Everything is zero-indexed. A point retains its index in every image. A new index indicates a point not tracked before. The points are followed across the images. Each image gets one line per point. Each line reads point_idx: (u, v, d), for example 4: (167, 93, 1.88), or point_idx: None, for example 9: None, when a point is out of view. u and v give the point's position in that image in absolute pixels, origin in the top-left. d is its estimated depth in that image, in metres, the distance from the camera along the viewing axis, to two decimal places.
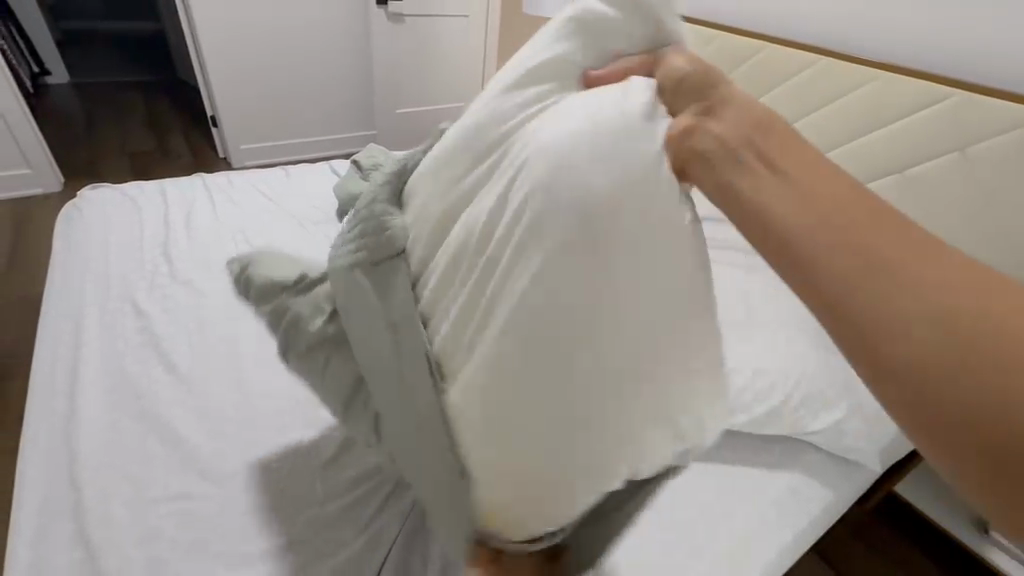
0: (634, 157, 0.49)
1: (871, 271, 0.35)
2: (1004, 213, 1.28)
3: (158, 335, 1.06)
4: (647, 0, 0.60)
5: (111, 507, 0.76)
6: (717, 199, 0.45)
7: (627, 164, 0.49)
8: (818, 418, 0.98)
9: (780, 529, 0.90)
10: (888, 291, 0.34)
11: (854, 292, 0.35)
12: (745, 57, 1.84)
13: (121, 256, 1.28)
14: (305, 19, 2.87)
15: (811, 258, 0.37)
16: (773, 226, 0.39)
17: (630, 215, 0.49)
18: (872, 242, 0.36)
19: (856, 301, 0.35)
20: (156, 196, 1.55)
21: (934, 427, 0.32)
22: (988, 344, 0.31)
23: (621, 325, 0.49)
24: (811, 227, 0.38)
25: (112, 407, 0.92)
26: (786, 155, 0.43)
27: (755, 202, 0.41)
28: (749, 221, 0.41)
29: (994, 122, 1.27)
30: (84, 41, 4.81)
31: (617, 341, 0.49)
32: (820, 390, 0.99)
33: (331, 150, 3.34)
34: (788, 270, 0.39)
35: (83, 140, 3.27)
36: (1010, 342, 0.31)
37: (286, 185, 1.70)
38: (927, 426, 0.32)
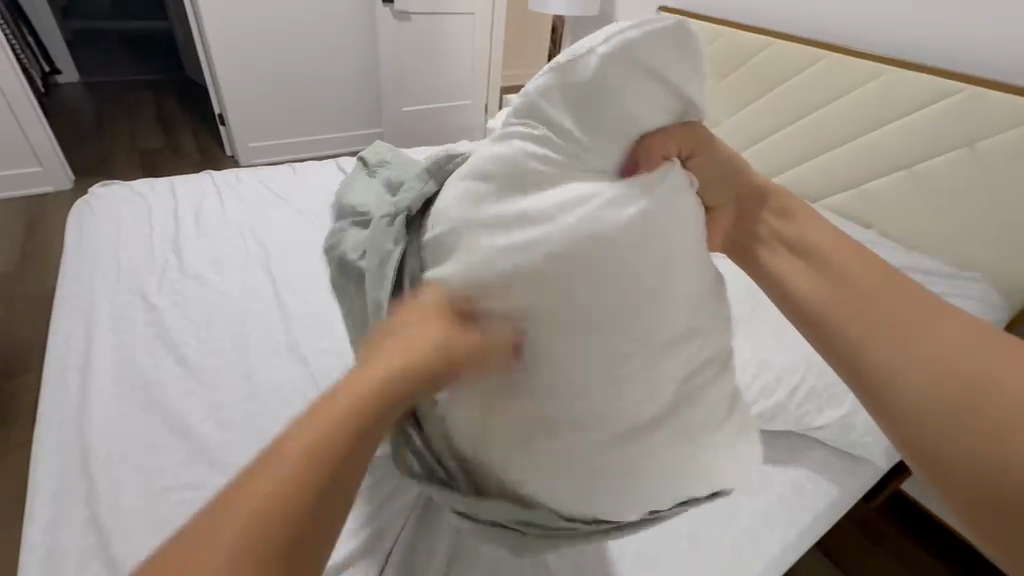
0: (659, 228, 0.59)
1: (882, 340, 0.48)
2: (1014, 206, 1.29)
3: (168, 328, 1.08)
4: (669, 74, 0.63)
5: (123, 496, 0.78)
6: (773, 288, 0.61)
7: (653, 231, 0.59)
8: (824, 413, 0.98)
9: (786, 523, 0.89)
10: (890, 354, 0.47)
11: (866, 354, 0.49)
12: (750, 54, 1.84)
13: (132, 251, 1.30)
14: (310, 18, 2.89)
15: (830, 323, 0.53)
16: (809, 310, 0.55)
17: (647, 267, 0.59)
18: (885, 319, 0.49)
19: (865, 354, 0.49)
20: (166, 193, 1.57)
21: (936, 460, 0.41)
22: (980, 394, 0.41)
23: (643, 354, 0.60)
24: (835, 310, 0.53)
25: (124, 398, 0.93)
26: (824, 256, 0.58)
27: (801, 292, 0.57)
28: (793, 306, 0.57)
29: (1002, 117, 1.27)
30: (95, 41, 4.87)
31: (642, 365, 0.60)
32: (824, 385, 1.00)
33: (338, 148, 3.36)
34: (816, 335, 0.54)
35: (94, 138, 3.31)
36: (997, 393, 0.40)
37: (293, 181, 1.71)
38: (932, 461, 0.41)
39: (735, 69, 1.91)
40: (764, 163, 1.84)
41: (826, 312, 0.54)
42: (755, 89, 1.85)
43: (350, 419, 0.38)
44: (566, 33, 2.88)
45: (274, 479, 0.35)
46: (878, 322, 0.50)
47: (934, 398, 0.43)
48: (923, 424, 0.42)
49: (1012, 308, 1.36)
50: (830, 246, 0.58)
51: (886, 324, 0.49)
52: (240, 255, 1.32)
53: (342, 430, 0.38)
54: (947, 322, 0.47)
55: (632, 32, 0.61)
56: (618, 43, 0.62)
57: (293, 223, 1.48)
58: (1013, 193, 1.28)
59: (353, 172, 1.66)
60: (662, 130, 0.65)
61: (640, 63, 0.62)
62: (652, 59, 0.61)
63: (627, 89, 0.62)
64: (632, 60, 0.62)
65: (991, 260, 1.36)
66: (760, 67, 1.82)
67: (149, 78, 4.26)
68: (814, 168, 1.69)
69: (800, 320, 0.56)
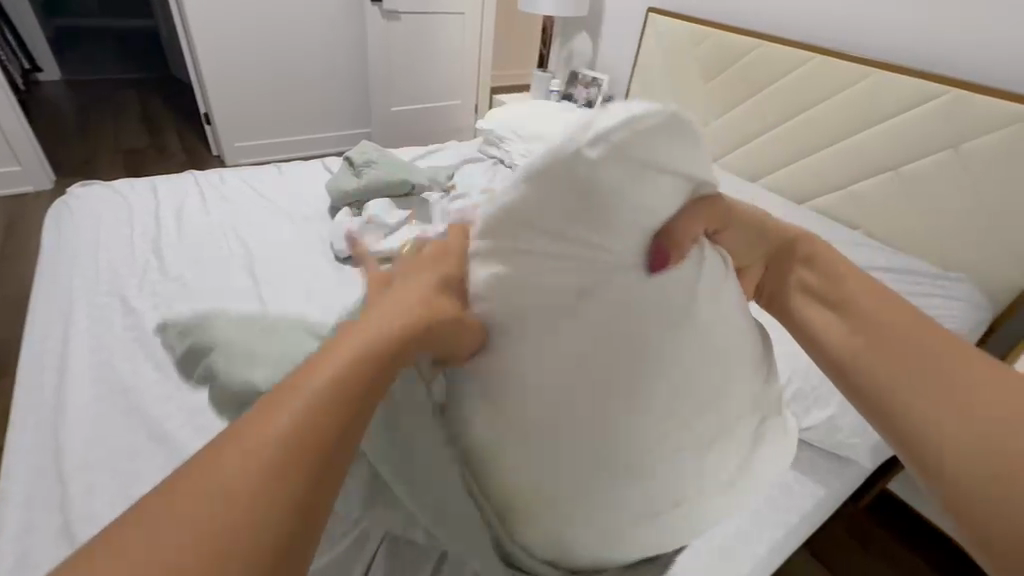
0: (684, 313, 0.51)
1: (907, 382, 0.41)
2: (998, 206, 1.30)
3: (149, 330, 1.05)
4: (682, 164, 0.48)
5: (98, 502, 0.76)
6: (795, 331, 0.52)
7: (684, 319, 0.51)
8: (810, 414, 0.98)
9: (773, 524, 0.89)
10: (918, 397, 0.40)
11: (890, 399, 0.41)
12: (738, 56, 1.84)
13: (110, 252, 1.27)
14: (298, 17, 2.86)
15: (849, 365, 0.45)
16: (828, 353, 0.47)
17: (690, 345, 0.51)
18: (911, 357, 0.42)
19: (891, 400, 0.41)
20: (147, 192, 1.54)
21: (969, 522, 0.34)
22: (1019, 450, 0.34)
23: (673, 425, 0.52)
24: (857, 349, 0.45)
25: (102, 401, 0.91)
26: (842, 289, 0.49)
27: (816, 332, 0.49)
28: (813, 350, 0.50)
29: (987, 120, 1.28)
30: (77, 39, 4.79)
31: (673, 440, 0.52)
32: (810, 386, 1.00)
33: (326, 148, 3.33)
34: (836, 380, 0.47)
35: (76, 137, 3.25)
36: None
37: (278, 182, 1.69)
38: (965, 524, 0.35)
39: (723, 70, 1.92)
40: (758, 163, 1.84)
41: (845, 350, 0.46)
42: (742, 91, 1.86)
43: (361, 366, 0.35)
44: (555, 33, 2.88)
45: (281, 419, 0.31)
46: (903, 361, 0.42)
47: (951, 446, 0.37)
48: (961, 480, 0.35)
49: (994, 308, 1.38)
50: (850, 279, 0.50)
51: (912, 362, 0.42)
52: (223, 257, 1.30)
53: (352, 375, 0.34)
54: (982, 363, 0.40)
55: (625, 127, 0.44)
56: (611, 137, 0.43)
57: (278, 224, 1.46)
58: (999, 194, 1.29)
59: (339, 172, 1.64)
60: (679, 216, 0.49)
61: (641, 158, 0.45)
62: (659, 151, 0.45)
63: (641, 183, 0.45)
64: (630, 156, 0.44)
65: (975, 260, 1.38)
66: (748, 69, 1.82)
67: (133, 76, 4.20)
68: (803, 168, 1.70)
69: (822, 365, 0.48)
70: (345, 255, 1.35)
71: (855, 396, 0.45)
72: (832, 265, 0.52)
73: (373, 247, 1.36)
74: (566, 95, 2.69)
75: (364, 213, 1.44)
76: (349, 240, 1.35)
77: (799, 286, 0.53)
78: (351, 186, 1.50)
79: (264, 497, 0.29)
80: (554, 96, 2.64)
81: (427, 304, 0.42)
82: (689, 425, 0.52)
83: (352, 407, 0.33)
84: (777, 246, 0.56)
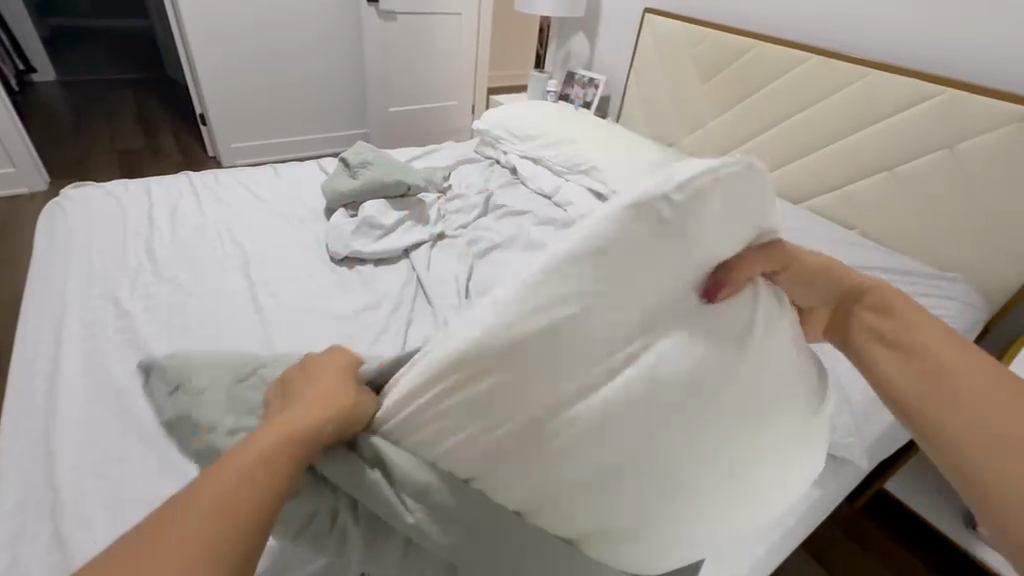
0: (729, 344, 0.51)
1: (993, 441, 0.40)
2: (993, 207, 1.31)
3: (143, 333, 1.05)
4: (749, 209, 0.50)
5: (90, 508, 0.75)
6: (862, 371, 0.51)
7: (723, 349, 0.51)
8: None
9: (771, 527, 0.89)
10: (1002, 457, 0.39)
11: (968, 456, 0.40)
12: (735, 56, 1.84)
13: (104, 254, 1.26)
14: (295, 17, 2.85)
15: (921, 414, 0.44)
16: (898, 398, 0.46)
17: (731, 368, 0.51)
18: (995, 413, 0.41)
19: (972, 456, 0.40)
20: (141, 194, 1.53)
21: None
22: None
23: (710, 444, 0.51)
24: (930, 398, 0.44)
25: (94, 406, 0.90)
26: (913, 333, 0.48)
27: (883, 376, 0.48)
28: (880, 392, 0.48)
29: (982, 121, 1.28)
30: (71, 39, 4.77)
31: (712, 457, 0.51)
32: None
33: (322, 149, 3.32)
34: (907, 425, 0.46)
35: (71, 138, 3.23)
36: None
37: (273, 183, 1.68)
38: None
39: (721, 70, 1.92)
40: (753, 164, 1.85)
41: (905, 391, 0.45)
42: (739, 91, 1.86)
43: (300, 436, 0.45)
44: (553, 33, 2.88)
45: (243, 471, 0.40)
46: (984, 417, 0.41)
47: None
48: None
49: (991, 309, 1.37)
50: (921, 323, 0.48)
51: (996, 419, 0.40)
52: (218, 258, 1.29)
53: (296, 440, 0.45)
54: None
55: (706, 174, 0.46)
56: (692, 184, 0.46)
57: (273, 226, 1.45)
58: (994, 194, 1.30)
59: (334, 173, 1.63)
60: (743, 253, 0.52)
61: (714, 203, 0.47)
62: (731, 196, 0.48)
63: (713, 227, 0.48)
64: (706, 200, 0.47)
65: (972, 261, 1.38)
66: (745, 69, 1.82)
67: (128, 77, 4.18)
68: (799, 168, 1.70)
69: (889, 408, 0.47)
70: (341, 256, 1.35)
71: (930, 444, 0.43)
72: (901, 308, 0.50)
73: (369, 249, 1.36)
74: (563, 95, 2.69)
75: (360, 214, 1.43)
76: (344, 241, 1.35)
77: (863, 328, 0.52)
78: (347, 187, 1.49)
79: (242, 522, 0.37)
80: (551, 97, 2.63)
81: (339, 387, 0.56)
82: (737, 452, 0.52)
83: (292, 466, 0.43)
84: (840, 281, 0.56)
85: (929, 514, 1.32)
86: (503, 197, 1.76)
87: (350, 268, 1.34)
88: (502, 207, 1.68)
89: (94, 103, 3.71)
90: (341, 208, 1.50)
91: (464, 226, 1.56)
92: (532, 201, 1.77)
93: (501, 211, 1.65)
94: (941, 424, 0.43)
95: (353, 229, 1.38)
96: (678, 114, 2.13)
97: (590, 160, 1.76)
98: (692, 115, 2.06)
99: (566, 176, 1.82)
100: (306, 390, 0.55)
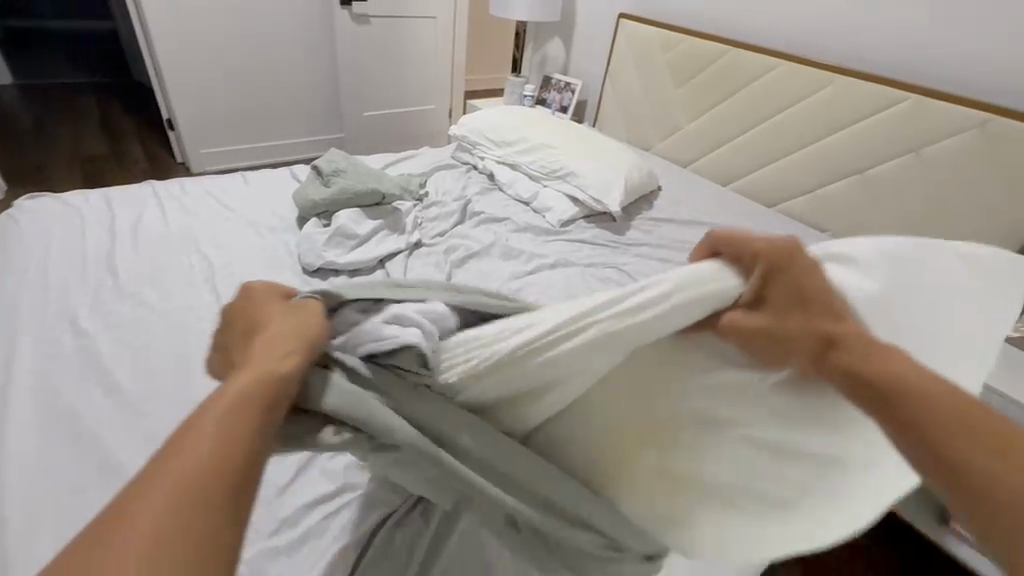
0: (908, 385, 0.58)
1: (929, 423, 0.41)
2: (957, 208, 1.34)
3: (105, 353, 1.00)
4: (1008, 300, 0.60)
5: (42, 542, 0.70)
6: (810, 366, 0.51)
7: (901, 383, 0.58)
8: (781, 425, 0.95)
9: None
10: (950, 442, 0.40)
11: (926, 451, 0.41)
12: (708, 61, 1.87)
13: (61, 269, 1.20)
14: (265, 18, 2.78)
15: (880, 411, 0.45)
16: (866, 394, 0.46)
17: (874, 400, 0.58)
18: (923, 396, 0.43)
19: (940, 442, 0.40)
20: (102, 204, 1.46)
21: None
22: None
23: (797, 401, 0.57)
24: (881, 388, 0.45)
25: (48, 431, 0.85)
26: (846, 335, 0.49)
27: (838, 376, 0.48)
28: (847, 384, 0.47)
29: (945, 126, 1.32)
30: (29, 41, 4.58)
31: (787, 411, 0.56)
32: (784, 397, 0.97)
33: (296, 154, 3.25)
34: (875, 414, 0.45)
35: (30, 145, 3.10)
36: None
37: (243, 192, 1.63)
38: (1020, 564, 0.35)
39: (694, 75, 1.94)
40: (728, 168, 1.87)
41: (866, 387, 0.46)
42: (712, 96, 1.88)
43: (263, 378, 0.41)
44: (529, 38, 2.87)
45: (185, 449, 0.35)
46: (919, 397, 0.43)
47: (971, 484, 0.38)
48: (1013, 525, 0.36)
49: None
50: (824, 321, 0.50)
51: (927, 401, 0.42)
52: (184, 272, 1.24)
53: (254, 378, 0.41)
54: (978, 409, 0.42)
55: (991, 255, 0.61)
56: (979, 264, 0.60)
57: (241, 236, 1.41)
58: (958, 196, 1.33)
59: (307, 180, 1.59)
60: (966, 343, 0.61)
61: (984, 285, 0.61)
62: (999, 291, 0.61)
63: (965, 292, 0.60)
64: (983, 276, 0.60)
65: None
66: (718, 74, 1.84)
67: (92, 80, 4.04)
68: (772, 171, 1.73)
69: (860, 400, 0.46)
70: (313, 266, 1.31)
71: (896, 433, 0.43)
72: (812, 300, 0.52)
73: (342, 259, 1.32)
74: (540, 100, 2.68)
75: (333, 224, 1.40)
76: (317, 252, 1.31)
77: (792, 330, 0.52)
78: (319, 196, 1.45)
79: (203, 486, 0.33)
80: (528, 101, 2.63)
81: (290, 315, 0.52)
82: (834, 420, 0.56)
83: (271, 409, 0.40)
84: (767, 270, 0.55)
85: (905, 509, 1.35)
86: (480, 204, 1.75)
87: (323, 279, 1.30)
88: (480, 214, 1.67)
89: (52, 109, 3.55)
90: (314, 218, 1.46)
91: (441, 234, 1.54)
92: (509, 207, 1.76)
93: (479, 218, 1.64)
94: (949, 436, 0.40)
95: (327, 238, 1.36)
96: (654, 120, 2.14)
97: (568, 166, 1.75)
98: (668, 120, 2.08)
99: (543, 182, 1.81)
100: (254, 325, 0.51)
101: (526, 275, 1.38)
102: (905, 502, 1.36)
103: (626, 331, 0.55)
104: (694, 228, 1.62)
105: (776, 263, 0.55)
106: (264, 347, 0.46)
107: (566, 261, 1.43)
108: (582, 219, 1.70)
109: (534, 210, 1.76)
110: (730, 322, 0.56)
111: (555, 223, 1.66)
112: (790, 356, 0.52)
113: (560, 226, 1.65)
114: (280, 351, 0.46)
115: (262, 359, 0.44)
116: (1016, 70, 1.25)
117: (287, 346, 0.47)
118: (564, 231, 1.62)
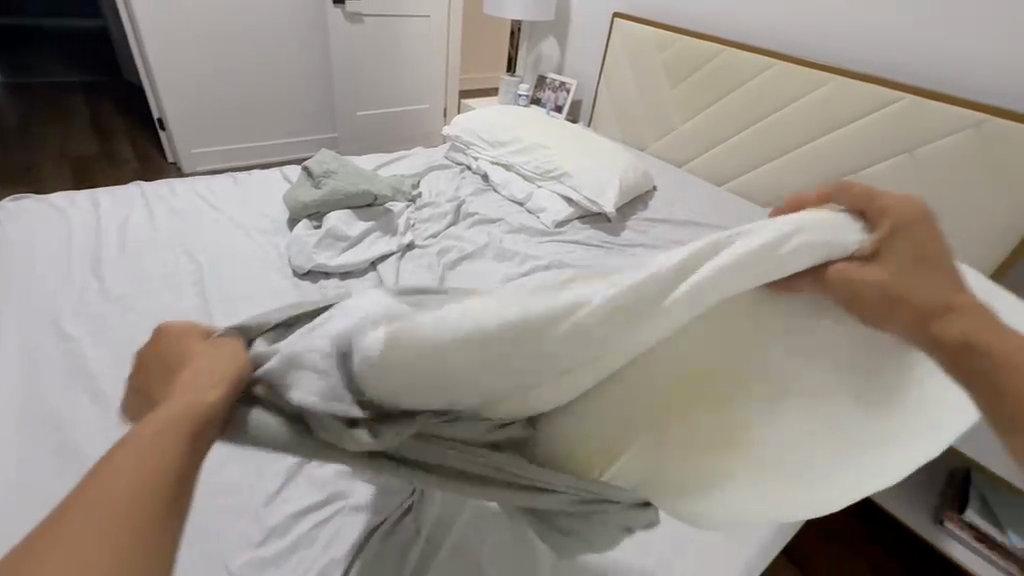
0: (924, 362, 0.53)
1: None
2: (952, 208, 1.33)
3: (89, 358, 0.98)
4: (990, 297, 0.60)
5: None
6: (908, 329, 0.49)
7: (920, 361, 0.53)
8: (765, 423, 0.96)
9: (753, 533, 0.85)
10: None
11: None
12: (703, 60, 1.86)
13: (44, 272, 1.17)
14: (257, 17, 2.75)
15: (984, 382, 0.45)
16: (972, 365, 0.45)
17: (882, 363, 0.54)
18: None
19: None
20: (88, 206, 1.44)
21: None
22: None
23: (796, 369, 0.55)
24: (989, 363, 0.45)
25: (28, 440, 0.83)
26: (959, 307, 0.47)
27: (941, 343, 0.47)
28: (951, 352, 0.46)
29: (939, 126, 1.31)
30: (18, 39, 4.52)
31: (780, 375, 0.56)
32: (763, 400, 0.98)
33: (289, 154, 3.22)
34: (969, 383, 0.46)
35: (19, 145, 3.06)
36: None
37: (233, 193, 1.60)
38: None
39: (689, 74, 1.93)
40: (723, 168, 1.86)
41: (974, 359, 0.45)
42: (707, 95, 1.87)
43: (179, 434, 0.37)
44: (523, 37, 2.86)
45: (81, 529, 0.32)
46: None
47: None
48: None
49: None
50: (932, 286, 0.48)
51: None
52: (171, 275, 1.22)
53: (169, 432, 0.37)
54: None
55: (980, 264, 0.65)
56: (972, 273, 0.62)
57: (230, 238, 1.38)
58: (953, 197, 1.32)
59: (298, 181, 1.57)
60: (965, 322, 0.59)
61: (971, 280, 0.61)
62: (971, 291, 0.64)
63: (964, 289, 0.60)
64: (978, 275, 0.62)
65: None
66: (713, 74, 1.83)
67: (82, 79, 3.99)
68: (767, 172, 1.72)
69: (957, 369, 0.46)
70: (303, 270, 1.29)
71: (991, 405, 0.45)
72: (930, 263, 0.49)
73: (333, 262, 1.30)
74: (535, 100, 2.67)
75: (323, 225, 1.38)
76: (307, 254, 1.29)
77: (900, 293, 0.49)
78: (310, 197, 1.43)
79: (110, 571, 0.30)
80: (523, 101, 2.62)
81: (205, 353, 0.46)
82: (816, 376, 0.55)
83: (187, 472, 0.36)
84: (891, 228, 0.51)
85: (902, 510, 1.35)
86: (473, 205, 1.74)
87: (314, 282, 1.28)
88: (474, 215, 1.66)
89: (40, 108, 3.50)
90: (305, 219, 1.44)
91: (434, 235, 1.53)
92: (503, 208, 1.75)
93: (472, 220, 1.63)
94: None
95: (317, 240, 1.33)
96: (649, 120, 2.13)
97: (562, 166, 1.74)
98: (662, 120, 2.07)
99: (538, 182, 1.79)
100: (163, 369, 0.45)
101: (520, 277, 1.37)
102: (902, 503, 1.36)
103: (728, 283, 0.50)
104: (690, 228, 1.61)
105: (897, 222, 0.52)
106: (177, 389, 0.41)
107: (560, 263, 1.42)
108: (576, 219, 1.69)
109: (528, 211, 1.74)
110: (839, 273, 0.52)
111: (549, 224, 1.64)
112: (890, 318, 0.49)
113: (554, 227, 1.64)
114: (198, 390, 0.41)
115: (175, 403, 0.39)
116: (1011, 71, 1.25)
117: (203, 383, 0.42)
118: (558, 232, 1.61)
